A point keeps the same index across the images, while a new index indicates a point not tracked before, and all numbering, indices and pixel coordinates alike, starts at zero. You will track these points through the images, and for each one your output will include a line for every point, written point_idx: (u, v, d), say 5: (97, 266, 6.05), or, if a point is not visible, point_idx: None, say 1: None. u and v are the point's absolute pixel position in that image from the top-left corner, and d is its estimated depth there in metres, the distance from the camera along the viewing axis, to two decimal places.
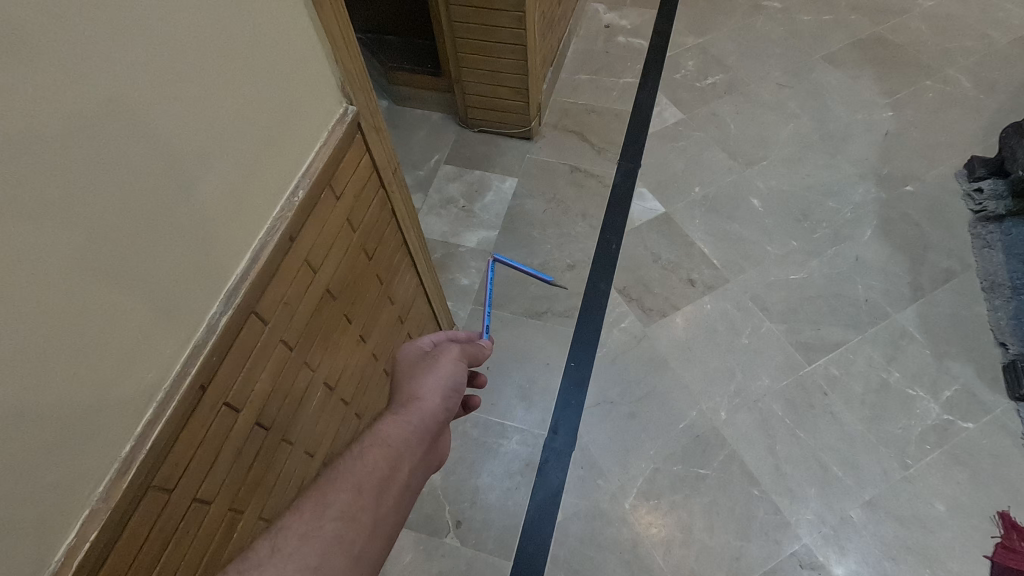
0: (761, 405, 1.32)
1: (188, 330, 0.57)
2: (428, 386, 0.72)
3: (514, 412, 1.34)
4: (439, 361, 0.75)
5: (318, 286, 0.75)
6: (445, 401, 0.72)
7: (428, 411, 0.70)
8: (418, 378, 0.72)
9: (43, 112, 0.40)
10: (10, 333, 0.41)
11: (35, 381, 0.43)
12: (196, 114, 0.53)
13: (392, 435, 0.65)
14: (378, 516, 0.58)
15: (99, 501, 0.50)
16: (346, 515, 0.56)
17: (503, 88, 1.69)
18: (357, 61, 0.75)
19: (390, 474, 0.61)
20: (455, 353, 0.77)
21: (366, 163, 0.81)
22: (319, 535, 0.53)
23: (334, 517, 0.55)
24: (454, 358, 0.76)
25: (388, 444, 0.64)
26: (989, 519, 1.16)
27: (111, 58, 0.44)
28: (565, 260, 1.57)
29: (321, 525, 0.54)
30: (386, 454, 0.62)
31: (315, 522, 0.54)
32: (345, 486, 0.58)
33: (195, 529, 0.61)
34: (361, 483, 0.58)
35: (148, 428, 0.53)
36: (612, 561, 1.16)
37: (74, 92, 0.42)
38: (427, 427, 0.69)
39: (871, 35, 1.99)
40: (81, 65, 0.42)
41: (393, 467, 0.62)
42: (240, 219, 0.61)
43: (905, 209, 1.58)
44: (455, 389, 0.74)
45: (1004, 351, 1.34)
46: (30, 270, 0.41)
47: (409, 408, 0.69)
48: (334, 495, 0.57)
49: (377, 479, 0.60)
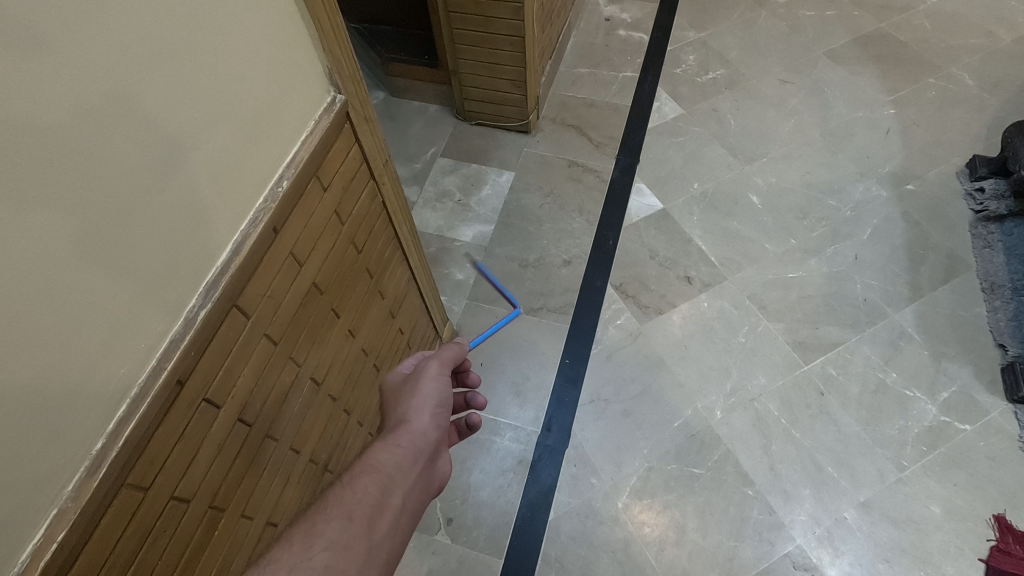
0: (757, 405, 1.30)
1: (166, 322, 0.55)
2: (416, 408, 0.72)
3: (507, 409, 1.33)
4: (422, 382, 0.75)
5: (305, 280, 0.73)
6: (434, 423, 0.72)
7: (418, 430, 0.70)
8: (406, 402, 0.73)
9: (42, 102, 0.40)
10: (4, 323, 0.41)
11: (17, 365, 0.42)
12: (177, 101, 0.51)
13: (383, 460, 0.65)
14: (371, 544, 0.57)
15: (69, 500, 0.48)
16: (337, 545, 0.55)
17: (501, 80, 1.66)
18: (347, 47, 0.73)
19: (382, 500, 0.61)
20: (435, 370, 0.76)
21: (355, 154, 0.79)
22: (307, 567, 0.52)
23: (323, 547, 0.54)
24: (436, 376, 0.76)
25: (376, 471, 0.63)
26: (985, 522, 1.15)
27: (104, 48, 0.44)
28: (562, 255, 1.55)
29: (311, 557, 0.53)
30: (377, 480, 0.62)
31: (304, 552, 0.53)
32: (336, 514, 0.58)
33: (172, 528, 0.59)
34: (352, 510, 0.58)
35: (120, 426, 0.52)
36: (604, 560, 1.15)
37: (68, 85, 0.42)
38: (420, 447, 0.68)
39: (873, 31, 1.97)
40: (71, 58, 0.41)
41: (384, 493, 0.61)
42: (222, 211, 0.59)
43: (906, 208, 1.56)
44: (441, 409, 0.74)
45: (1003, 352, 1.32)
46: (23, 266, 0.41)
47: (400, 432, 0.69)
48: (323, 524, 0.56)
49: (368, 506, 0.59)
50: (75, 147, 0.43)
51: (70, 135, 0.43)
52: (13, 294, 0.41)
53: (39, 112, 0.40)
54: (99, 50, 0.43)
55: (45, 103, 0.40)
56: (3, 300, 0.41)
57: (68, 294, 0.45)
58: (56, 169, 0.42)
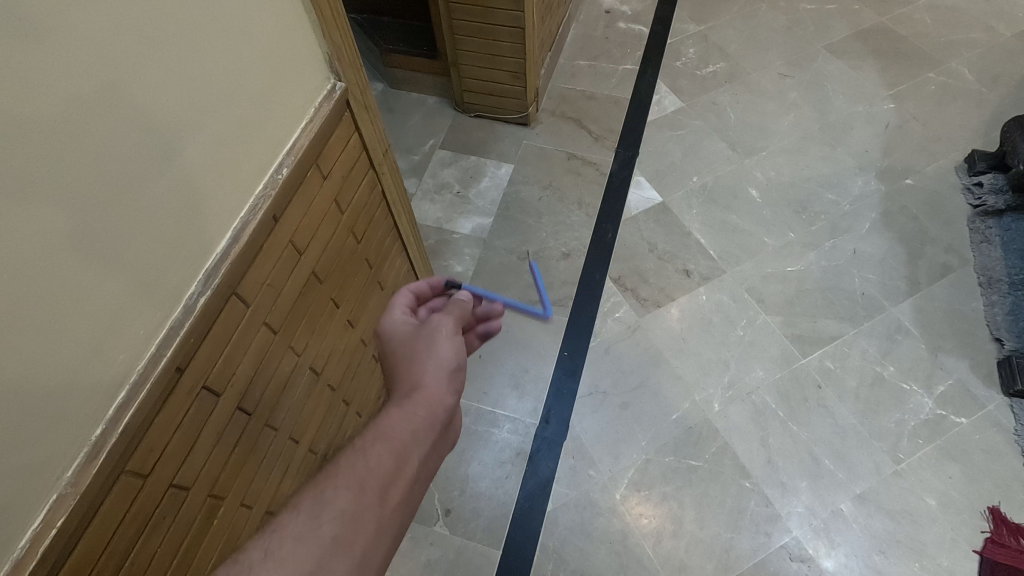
0: (754, 397, 1.31)
1: (164, 310, 0.55)
2: (430, 370, 0.61)
3: (506, 401, 1.33)
4: (437, 340, 0.64)
5: (304, 269, 0.73)
6: (451, 387, 0.62)
7: (435, 399, 0.59)
8: (419, 361, 0.63)
9: (43, 92, 0.40)
10: (8, 310, 0.41)
11: (15, 353, 0.42)
12: (174, 85, 0.51)
13: (399, 426, 0.56)
14: (382, 518, 0.50)
15: (67, 486, 0.48)
16: (347, 516, 0.48)
17: (500, 72, 1.65)
18: (347, 34, 0.72)
19: (396, 469, 0.52)
20: (450, 330, 0.66)
21: (355, 142, 0.79)
22: (315, 537, 0.46)
23: (332, 518, 0.47)
24: (451, 334, 0.65)
25: (390, 440, 0.54)
26: (980, 514, 1.16)
27: (101, 34, 0.43)
28: (561, 248, 1.55)
29: (319, 526, 0.46)
30: (392, 449, 0.53)
31: (310, 523, 0.46)
32: (345, 481, 0.50)
33: (172, 516, 0.59)
34: (364, 480, 0.50)
35: (119, 414, 0.51)
36: (602, 551, 1.15)
37: (68, 75, 0.41)
38: (437, 416, 0.59)
39: (873, 25, 1.97)
40: (70, 46, 0.41)
41: (399, 461, 0.53)
42: (221, 197, 0.59)
43: (904, 202, 1.57)
44: (459, 369, 0.64)
45: (999, 346, 1.33)
46: (22, 257, 0.41)
47: (415, 396, 0.59)
48: (332, 491, 0.49)
49: (381, 476, 0.51)
50: (75, 137, 0.43)
51: (66, 123, 0.42)
52: (15, 283, 0.41)
53: (40, 103, 0.40)
54: (97, 36, 0.43)
55: (44, 92, 0.40)
56: (7, 291, 0.41)
57: (66, 282, 0.45)
58: (55, 159, 0.42)
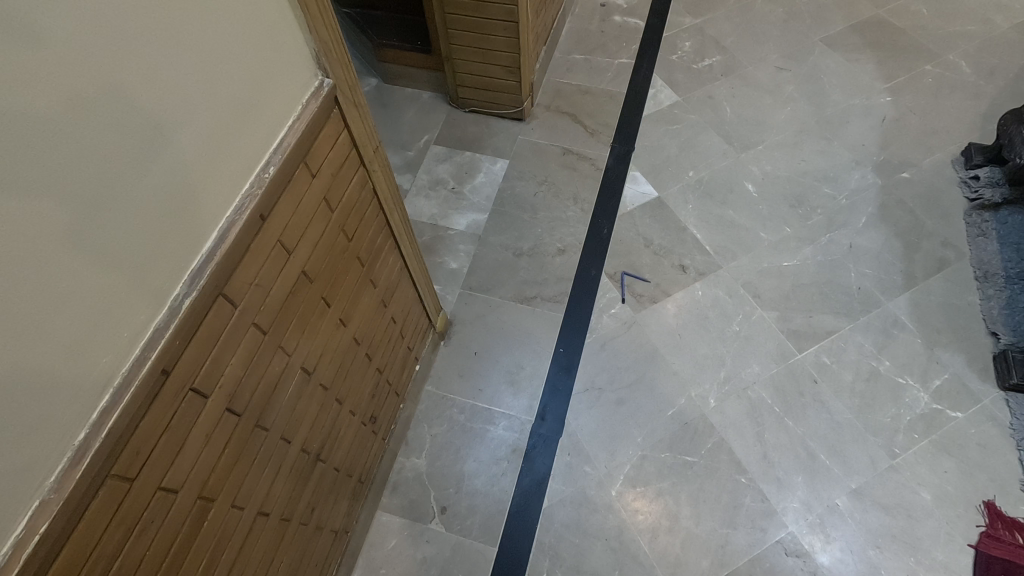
0: (750, 393, 1.30)
1: (150, 311, 0.54)
2: None
3: (502, 397, 1.32)
4: None
5: (294, 268, 0.72)
6: None
7: None
8: None
9: (38, 94, 0.40)
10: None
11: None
12: (160, 81, 0.50)
13: None
14: None
15: (51, 491, 0.48)
16: None
17: (495, 67, 1.64)
18: (336, 30, 0.71)
19: None
20: None
21: (345, 139, 0.78)
22: None
23: None
24: None
25: None
26: (974, 507, 1.16)
27: (93, 34, 0.43)
28: (556, 244, 1.54)
29: None
30: None
31: None
32: None
33: (160, 519, 0.59)
34: None
35: (103, 418, 0.51)
36: (598, 547, 1.15)
37: (60, 77, 0.41)
38: None
39: (870, 18, 1.95)
40: (64, 49, 0.41)
41: None
42: (206, 199, 0.58)
43: (901, 195, 1.56)
44: None
45: (995, 340, 1.33)
46: (13, 259, 0.41)
47: None
48: None
49: None
50: (68, 136, 0.43)
51: (56, 121, 0.42)
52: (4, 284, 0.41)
53: (34, 103, 0.40)
54: (83, 34, 0.42)
55: (38, 92, 0.40)
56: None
57: (52, 284, 0.45)
58: (47, 161, 0.42)
